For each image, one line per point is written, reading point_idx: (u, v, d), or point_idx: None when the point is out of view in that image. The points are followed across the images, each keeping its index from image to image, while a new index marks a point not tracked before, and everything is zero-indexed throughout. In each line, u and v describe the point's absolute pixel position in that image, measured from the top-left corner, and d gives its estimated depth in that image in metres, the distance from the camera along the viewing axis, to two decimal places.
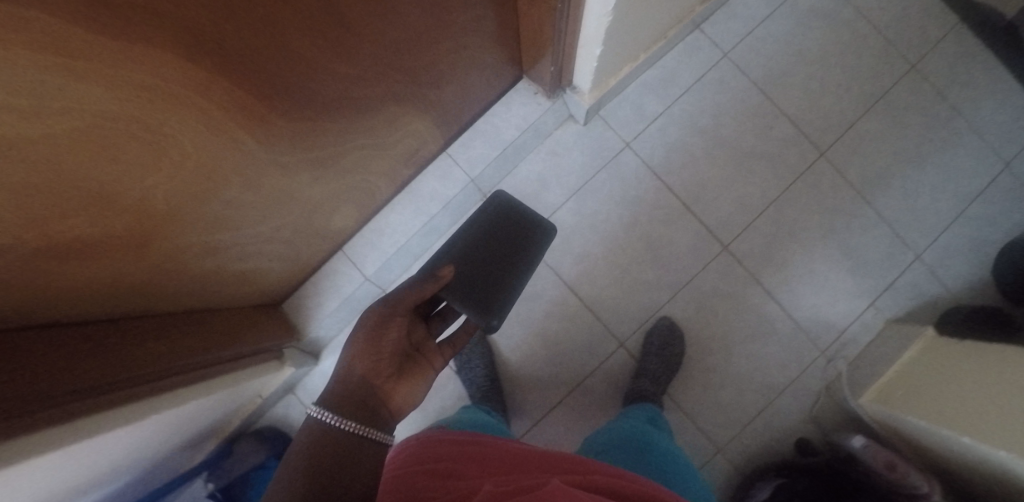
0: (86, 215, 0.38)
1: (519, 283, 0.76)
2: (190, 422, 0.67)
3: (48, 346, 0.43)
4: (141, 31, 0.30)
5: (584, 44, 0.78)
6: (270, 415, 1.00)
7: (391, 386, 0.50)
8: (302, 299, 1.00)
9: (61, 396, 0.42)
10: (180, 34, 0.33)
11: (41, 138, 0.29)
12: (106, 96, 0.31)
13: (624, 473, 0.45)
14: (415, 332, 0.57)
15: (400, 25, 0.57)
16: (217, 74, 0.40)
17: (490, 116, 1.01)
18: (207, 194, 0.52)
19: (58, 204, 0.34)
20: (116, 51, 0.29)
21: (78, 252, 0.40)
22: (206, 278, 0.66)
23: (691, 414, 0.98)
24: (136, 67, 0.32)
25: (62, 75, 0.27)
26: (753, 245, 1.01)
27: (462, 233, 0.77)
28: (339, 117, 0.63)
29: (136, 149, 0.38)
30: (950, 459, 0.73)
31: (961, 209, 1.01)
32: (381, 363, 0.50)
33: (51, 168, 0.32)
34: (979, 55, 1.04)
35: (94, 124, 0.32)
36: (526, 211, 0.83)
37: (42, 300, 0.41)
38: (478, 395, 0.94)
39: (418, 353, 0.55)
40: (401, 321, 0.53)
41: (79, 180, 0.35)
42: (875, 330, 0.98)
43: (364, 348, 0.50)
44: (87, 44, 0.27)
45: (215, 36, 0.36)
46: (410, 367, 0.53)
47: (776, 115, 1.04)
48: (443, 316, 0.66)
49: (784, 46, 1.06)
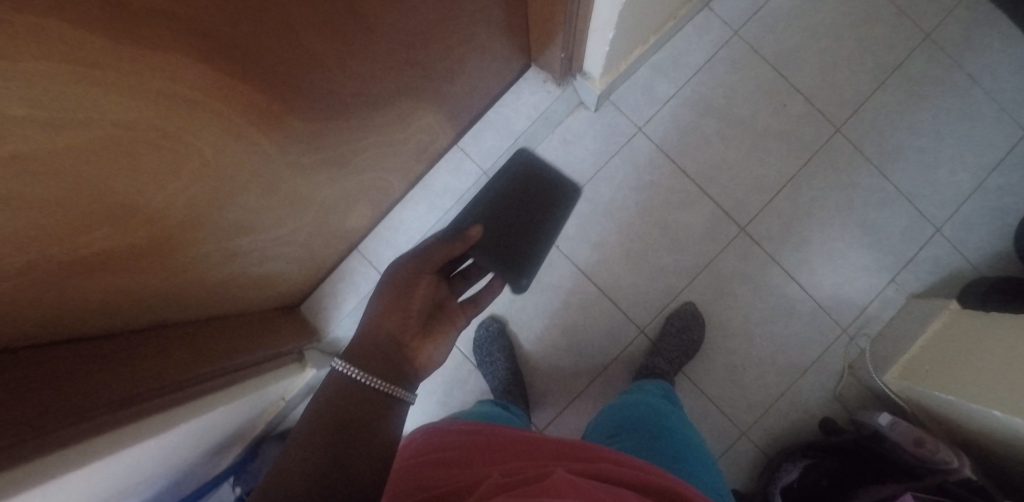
0: (110, 228, 0.37)
1: (543, 244, 0.91)
2: (217, 428, 0.68)
3: (67, 364, 0.42)
4: (157, 34, 0.29)
5: (596, 29, 0.76)
6: (293, 417, 1.00)
7: (417, 345, 0.50)
8: (320, 300, 1.00)
9: (88, 412, 0.42)
10: (195, 35, 0.32)
11: (63, 151, 0.28)
12: (128, 105, 0.31)
13: (644, 466, 0.39)
14: (441, 290, 0.57)
15: (412, 16, 0.55)
16: (233, 77, 0.39)
17: (499, 107, 1.00)
18: (226, 200, 0.52)
19: (78, 219, 0.33)
20: (133, 57, 0.29)
21: (102, 266, 0.39)
22: (226, 284, 0.65)
23: (714, 398, 0.98)
24: (155, 73, 0.31)
25: (81, 85, 0.26)
26: (770, 226, 1.00)
27: (497, 194, 0.92)
28: (353, 114, 0.62)
29: (156, 158, 0.37)
30: (980, 433, 0.72)
31: (981, 180, 0.99)
32: (408, 321, 0.50)
33: (74, 182, 0.31)
34: (996, 21, 1.02)
35: (115, 135, 0.31)
36: (552, 178, 0.97)
37: (68, 316, 0.41)
38: (500, 387, 0.94)
39: (442, 313, 0.55)
40: (428, 278, 0.54)
41: (102, 193, 0.34)
42: (896, 306, 0.97)
43: (391, 305, 0.50)
44: (106, 50, 0.26)
45: (231, 38, 0.35)
46: (434, 325, 0.53)
47: (789, 93, 1.02)
48: (466, 276, 0.66)
49: (796, 20, 1.03)
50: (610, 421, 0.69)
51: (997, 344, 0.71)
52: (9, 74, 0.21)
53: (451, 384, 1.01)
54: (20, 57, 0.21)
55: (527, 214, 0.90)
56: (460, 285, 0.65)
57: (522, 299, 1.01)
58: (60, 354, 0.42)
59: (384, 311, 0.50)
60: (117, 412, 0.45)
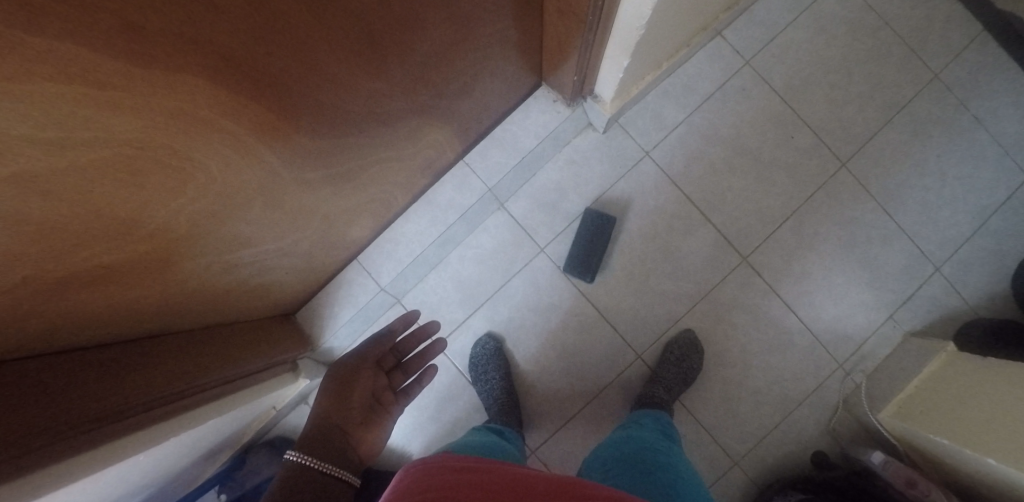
0: (111, 244, 0.37)
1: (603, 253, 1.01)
2: (205, 439, 0.67)
3: (59, 373, 0.41)
4: (173, 57, 0.29)
5: (611, 55, 0.77)
6: (283, 424, 0.99)
7: (361, 432, 0.59)
8: (316, 309, 0.99)
9: (75, 427, 0.41)
10: (210, 58, 0.32)
11: (69, 171, 0.28)
12: (139, 125, 0.30)
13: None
14: (380, 383, 0.68)
15: (428, 36, 0.56)
16: (246, 96, 0.39)
17: (507, 124, 1.00)
18: (230, 214, 0.51)
19: (77, 236, 0.33)
20: (148, 80, 0.28)
21: (100, 279, 0.39)
22: (224, 294, 0.65)
23: (708, 427, 0.98)
24: (169, 95, 0.31)
25: (93, 108, 0.26)
26: (771, 257, 1.00)
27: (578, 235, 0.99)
28: (361, 130, 0.62)
29: (162, 176, 0.37)
30: (969, 477, 0.73)
31: (982, 222, 1.00)
32: (355, 409, 0.61)
33: (78, 200, 0.30)
34: (1002, 64, 1.03)
35: (122, 155, 0.31)
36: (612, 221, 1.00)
37: (65, 326, 0.40)
38: (494, 408, 0.93)
39: (378, 405, 0.65)
40: (369, 371, 0.68)
41: (105, 210, 0.34)
42: (893, 344, 0.97)
43: (336, 395, 0.62)
44: (123, 73, 0.26)
45: (248, 61, 0.36)
46: (374, 416, 0.63)
47: (797, 125, 1.03)
48: (404, 370, 0.74)
49: (807, 53, 1.04)
50: (604, 458, 0.68)
51: (991, 388, 0.72)
52: (20, 97, 0.21)
53: (444, 400, 1.00)
54: (33, 80, 0.21)
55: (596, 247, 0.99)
56: (399, 379, 0.73)
57: (519, 318, 1.00)
58: (52, 364, 0.41)
59: (331, 401, 0.61)
60: (105, 425, 0.45)
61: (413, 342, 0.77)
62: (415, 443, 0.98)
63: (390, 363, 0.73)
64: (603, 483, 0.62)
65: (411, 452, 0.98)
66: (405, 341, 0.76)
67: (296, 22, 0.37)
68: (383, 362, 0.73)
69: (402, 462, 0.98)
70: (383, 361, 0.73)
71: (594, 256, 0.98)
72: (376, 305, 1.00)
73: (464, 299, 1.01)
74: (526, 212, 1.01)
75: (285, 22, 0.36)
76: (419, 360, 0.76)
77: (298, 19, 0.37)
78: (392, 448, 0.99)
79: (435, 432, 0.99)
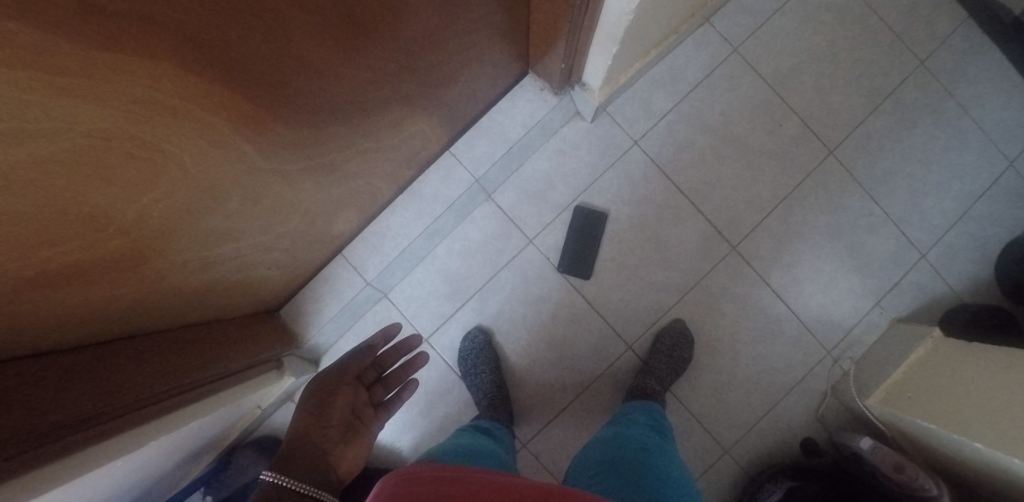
0: (81, 241, 0.35)
1: (593, 250, 0.99)
2: (186, 441, 0.65)
3: (31, 378, 0.39)
4: (142, 41, 0.27)
5: (600, 42, 0.76)
6: (269, 423, 0.98)
7: (341, 449, 0.58)
8: (300, 305, 0.97)
9: (50, 433, 0.39)
10: (181, 42, 0.30)
11: (38, 164, 0.26)
12: (105, 114, 0.28)
13: None
14: (361, 398, 0.69)
15: (413, 22, 0.54)
16: (222, 84, 0.37)
17: (494, 113, 0.98)
18: (206, 208, 0.49)
19: (44, 233, 0.31)
20: (115, 66, 0.26)
21: (72, 277, 0.37)
22: (203, 291, 0.63)
23: (698, 416, 0.98)
24: (135, 81, 0.29)
25: (61, 97, 0.24)
26: (760, 246, 1.00)
27: (567, 237, 0.99)
28: (343, 119, 0.60)
29: (133, 168, 0.35)
30: (952, 458, 0.74)
31: (966, 208, 1.01)
32: (334, 427, 0.60)
33: (42, 198, 0.28)
34: (986, 51, 1.04)
35: (92, 145, 0.29)
36: (597, 221, 0.99)
37: (36, 328, 0.38)
38: (483, 402, 0.92)
39: (358, 422, 0.65)
40: (349, 387, 0.68)
41: (74, 205, 0.32)
42: (880, 329, 0.99)
43: (315, 413, 0.61)
44: (82, 56, 0.24)
45: (218, 45, 0.34)
46: (353, 433, 0.62)
47: (785, 113, 1.03)
48: (385, 384, 0.75)
49: (795, 41, 1.03)
50: (593, 458, 0.66)
51: (978, 373, 0.73)
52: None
53: (434, 396, 0.99)
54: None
55: (585, 247, 0.98)
56: (379, 393, 0.74)
57: (509, 311, 0.99)
58: (27, 367, 0.39)
59: (310, 419, 0.60)
60: (68, 435, 0.42)
61: (393, 356, 0.78)
62: (405, 438, 0.97)
63: (368, 379, 0.74)
64: (588, 489, 0.59)
65: (401, 448, 0.97)
66: (386, 355, 0.77)
67: (272, 5, 0.35)
68: (364, 377, 0.74)
69: (392, 459, 0.97)
70: (364, 376, 0.74)
71: (589, 251, 0.99)
72: (362, 300, 0.98)
73: (452, 293, 1.00)
74: (514, 203, 1.00)
75: (261, 7, 0.34)
76: (399, 374, 0.77)
77: (274, 1, 0.35)
78: (381, 445, 0.97)
79: (425, 427, 0.98)
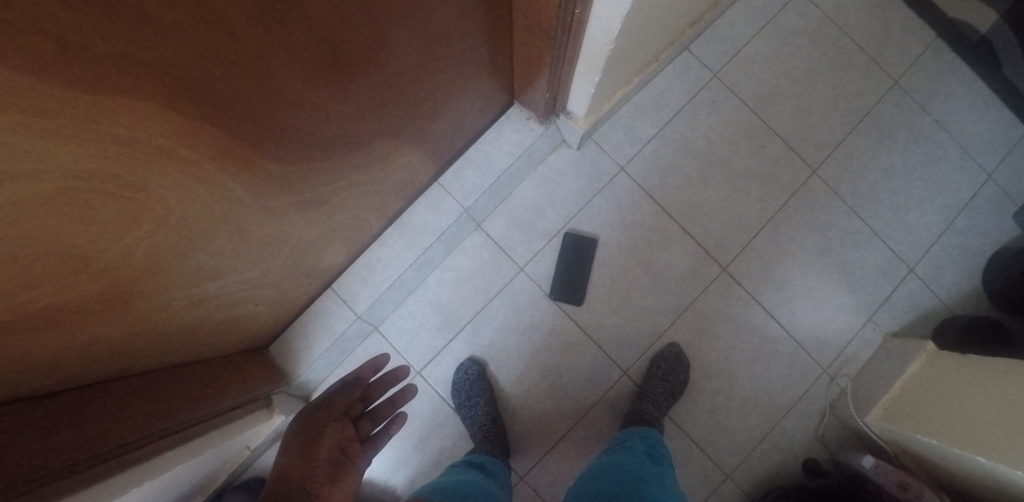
0: (62, 282, 0.34)
1: (585, 277, 0.99)
2: (171, 487, 0.63)
3: (15, 424, 0.38)
4: (131, 81, 0.27)
5: (583, 71, 0.77)
6: (258, 465, 0.95)
7: (332, 482, 0.55)
8: (290, 341, 0.96)
9: (37, 484, 0.38)
10: (168, 82, 0.30)
11: (21, 209, 0.26)
12: (87, 153, 0.28)
13: None
14: (347, 433, 0.67)
15: (397, 58, 0.56)
16: (208, 121, 0.37)
17: (482, 144, 1.00)
18: (192, 245, 0.49)
19: (26, 275, 0.30)
20: (102, 105, 0.26)
21: (55, 319, 0.36)
22: (190, 331, 0.62)
23: (698, 441, 0.96)
24: (120, 120, 0.29)
25: (49, 139, 0.24)
26: (750, 266, 1.01)
27: (558, 265, 0.99)
28: (329, 155, 0.61)
29: (117, 207, 0.34)
30: (954, 474, 0.73)
31: (951, 222, 1.03)
32: (321, 463, 0.57)
33: (19, 241, 0.27)
34: (957, 69, 1.07)
35: (77, 185, 0.29)
36: (589, 248, 0.99)
37: (19, 375, 0.37)
38: (479, 435, 0.91)
39: (346, 456, 0.62)
40: (335, 424, 0.66)
41: (55, 245, 0.31)
42: (874, 345, 0.99)
43: (300, 453, 0.58)
44: (65, 97, 0.24)
45: (205, 83, 0.34)
46: (342, 466, 0.59)
47: (767, 135, 1.05)
48: (372, 417, 0.74)
49: (772, 66, 1.07)
50: (594, 487, 0.64)
51: (974, 386, 0.72)
52: None
53: (428, 429, 0.97)
54: None
55: (577, 274, 0.99)
56: (367, 426, 0.73)
57: (502, 340, 0.98)
58: (19, 411, 0.39)
59: (295, 460, 0.57)
60: (55, 481, 0.40)
61: (381, 387, 0.77)
62: (400, 474, 0.95)
63: (355, 412, 0.72)
64: None
65: (396, 486, 0.94)
66: (375, 387, 0.77)
67: (257, 42, 0.35)
68: (350, 411, 0.72)
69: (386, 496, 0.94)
70: (351, 410, 0.72)
71: (579, 278, 0.99)
72: (352, 334, 0.97)
73: (444, 323, 0.99)
74: (505, 231, 1.00)
75: (245, 44, 0.35)
76: (387, 407, 0.76)
77: (260, 40, 0.35)
78: (375, 483, 0.95)
79: (420, 462, 0.96)
